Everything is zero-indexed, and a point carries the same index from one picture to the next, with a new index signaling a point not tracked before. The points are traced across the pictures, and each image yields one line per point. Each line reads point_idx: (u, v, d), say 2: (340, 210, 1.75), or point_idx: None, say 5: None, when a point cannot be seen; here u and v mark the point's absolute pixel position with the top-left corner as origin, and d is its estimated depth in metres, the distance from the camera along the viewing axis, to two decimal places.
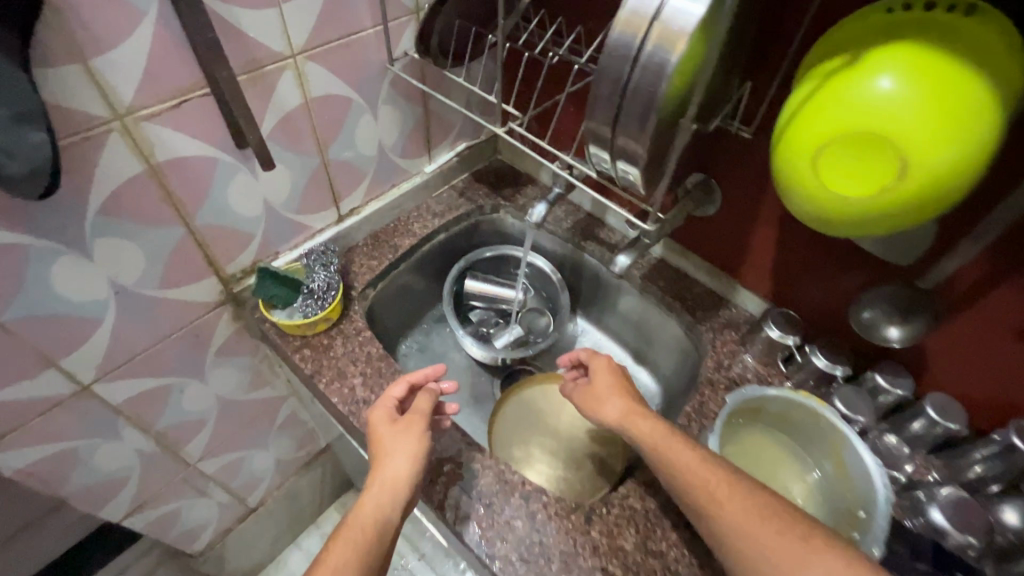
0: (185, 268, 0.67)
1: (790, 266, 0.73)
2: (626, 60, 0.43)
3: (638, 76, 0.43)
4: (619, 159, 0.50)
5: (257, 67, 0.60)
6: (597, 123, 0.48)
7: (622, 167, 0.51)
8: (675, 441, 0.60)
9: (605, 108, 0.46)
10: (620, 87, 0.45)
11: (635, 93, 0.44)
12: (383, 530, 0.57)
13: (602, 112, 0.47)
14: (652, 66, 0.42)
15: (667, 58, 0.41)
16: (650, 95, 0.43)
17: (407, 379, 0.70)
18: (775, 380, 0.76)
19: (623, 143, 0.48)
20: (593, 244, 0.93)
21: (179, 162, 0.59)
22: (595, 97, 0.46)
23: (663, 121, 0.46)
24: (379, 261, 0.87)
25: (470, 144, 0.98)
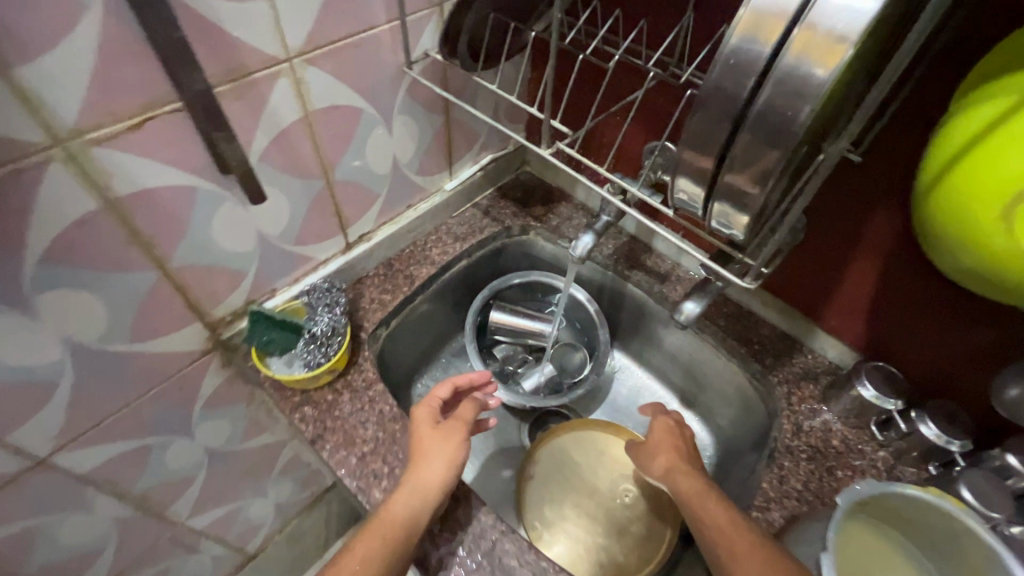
0: (161, 316, 0.55)
1: (892, 314, 0.60)
2: (752, 76, 0.33)
3: (769, 97, 0.33)
4: (717, 200, 0.39)
5: (245, 75, 0.48)
6: (698, 154, 0.37)
7: (719, 210, 0.40)
8: (711, 500, 0.54)
9: (712, 136, 0.36)
10: (739, 111, 0.34)
11: (762, 119, 0.34)
12: (408, 533, 0.52)
13: (706, 142, 0.36)
14: (791, 84, 0.32)
15: (815, 73, 0.31)
16: (783, 123, 0.33)
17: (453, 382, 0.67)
18: (867, 449, 0.63)
19: (729, 182, 0.37)
20: (639, 274, 0.80)
21: (146, 192, 0.47)
22: (700, 122, 0.36)
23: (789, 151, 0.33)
24: (392, 295, 0.75)
25: (496, 156, 0.85)
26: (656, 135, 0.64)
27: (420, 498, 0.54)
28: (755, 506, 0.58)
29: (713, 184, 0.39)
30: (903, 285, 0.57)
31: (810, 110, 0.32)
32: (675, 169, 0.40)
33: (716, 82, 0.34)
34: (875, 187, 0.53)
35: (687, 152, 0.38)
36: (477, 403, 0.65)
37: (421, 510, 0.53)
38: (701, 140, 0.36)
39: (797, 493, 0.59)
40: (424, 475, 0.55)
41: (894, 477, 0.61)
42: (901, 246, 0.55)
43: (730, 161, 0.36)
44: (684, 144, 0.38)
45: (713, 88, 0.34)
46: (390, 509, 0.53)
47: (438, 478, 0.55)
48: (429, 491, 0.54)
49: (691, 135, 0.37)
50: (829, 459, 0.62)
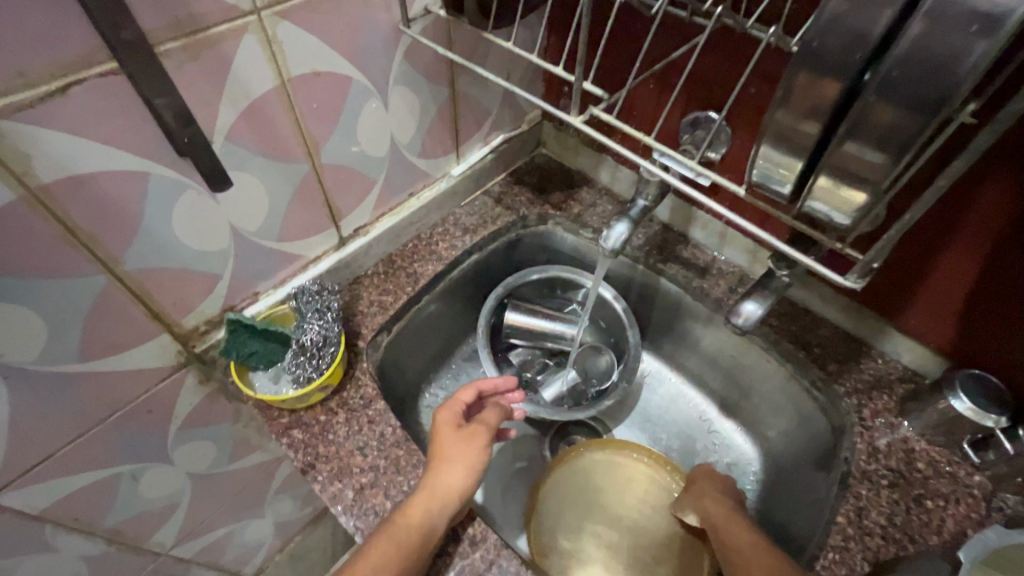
0: (119, 329, 0.47)
1: (996, 312, 0.49)
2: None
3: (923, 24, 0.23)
4: (821, 174, 0.30)
5: (201, 30, 0.38)
6: (799, 115, 0.28)
7: (822, 187, 0.30)
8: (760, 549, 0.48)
9: (823, 85, 0.26)
10: (870, 52, 0.24)
11: (909, 62, 0.23)
12: (423, 549, 0.45)
13: (815, 100, 0.27)
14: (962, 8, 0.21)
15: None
16: (944, 67, 0.23)
17: (477, 386, 0.59)
18: (958, 472, 0.53)
19: (844, 154, 0.28)
20: (675, 267, 0.70)
21: (83, 181, 0.38)
22: (807, 69, 0.26)
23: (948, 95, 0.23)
24: (394, 296, 0.66)
25: (509, 136, 0.75)
26: (701, 103, 0.54)
27: (439, 504, 0.47)
28: (829, 546, 0.49)
29: (815, 154, 0.29)
30: (1014, 278, 0.46)
31: (991, 42, 0.22)
32: (759, 133, 0.30)
33: (837, 12, 0.24)
34: (987, 157, 0.42)
35: (785, 114, 0.28)
36: (502, 408, 0.59)
37: (438, 514, 0.47)
38: (806, 91, 0.27)
39: (880, 530, 0.49)
40: (442, 478, 0.49)
41: (994, 507, 0.51)
42: (1016, 231, 0.44)
43: (850, 123, 0.26)
44: (779, 101, 0.28)
45: (832, 22, 0.25)
46: (405, 514, 0.46)
47: (459, 481, 0.49)
48: (448, 504, 0.47)
49: (789, 86, 0.27)
50: (914, 486, 0.52)
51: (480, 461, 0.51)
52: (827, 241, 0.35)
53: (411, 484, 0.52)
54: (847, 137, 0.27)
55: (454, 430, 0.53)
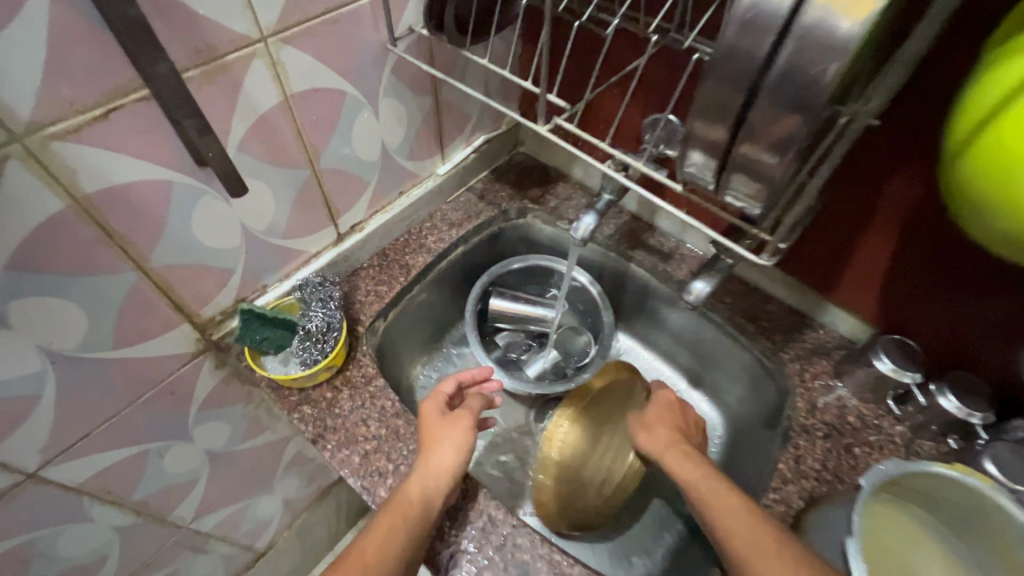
0: (149, 318, 0.53)
1: (909, 285, 0.57)
2: (770, 36, 0.30)
3: (791, 56, 0.30)
4: (733, 171, 0.37)
5: (216, 57, 0.44)
6: (712, 124, 0.35)
7: (735, 181, 0.37)
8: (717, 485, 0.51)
9: (727, 103, 0.33)
10: (757, 75, 0.31)
11: (783, 84, 0.31)
12: (424, 521, 0.51)
13: (722, 115, 0.34)
14: (816, 40, 0.29)
15: (840, 26, 0.28)
16: (809, 85, 0.30)
17: (456, 376, 0.65)
18: (884, 424, 0.61)
19: (745, 155, 0.35)
20: (643, 253, 0.77)
21: (120, 190, 0.44)
22: (713, 92, 0.33)
23: (817, 107, 0.31)
24: (389, 286, 0.72)
25: (490, 137, 0.82)
26: (658, 106, 0.61)
27: (436, 481, 0.53)
28: (771, 488, 0.57)
29: (727, 154, 0.36)
30: (920, 255, 0.54)
31: (839, 67, 0.29)
32: (684, 140, 0.37)
33: (734, 48, 0.31)
34: (891, 152, 0.50)
35: (700, 125, 0.36)
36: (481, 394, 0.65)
37: (435, 492, 0.53)
38: (716, 108, 0.34)
39: (814, 473, 0.58)
40: (436, 457, 0.54)
41: (912, 451, 0.59)
42: (920, 214, 0.52)
43: (748, 130, 0.33)
44: (697, 114, 0.35)
45: (729, 55, 0.32)
46: (405, 492, 0.52)
47: (451, 460, 0.54)
48: (443, 480, 0.53)
49: (704, 105, 0.34)
50: (845, 436, 0.60)
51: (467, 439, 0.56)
52: (746, 226, 0.42)
53: (410, 450, 0.59)
54: (747, 141, 0.34)
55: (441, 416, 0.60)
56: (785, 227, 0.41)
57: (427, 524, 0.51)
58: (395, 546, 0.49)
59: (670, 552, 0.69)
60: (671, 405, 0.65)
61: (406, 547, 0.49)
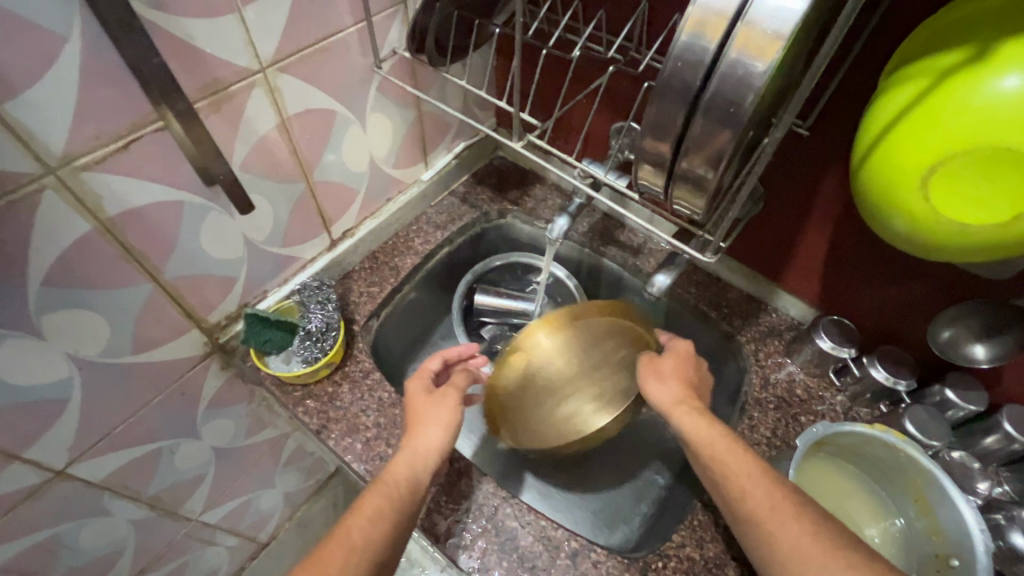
0: (160, 324, 0.58)
1: (844, 271, 0.65)
2: (701, 69, 0.35)
3: (718, 85, 0.35)
4: (677, 183, 0.42)
5: (221, 88, 0.49)
6: (655, 141, 0.40)
7: (679, 192, 0.43)
8: (725, 449, 0.52)
9: (668, 123, 0.38)
10: (693, 96, 0.36)
11: (711, 112, 0.36)
12: (412, 492, 0.57)
13: (665, 130, 0.38)
14: (734, 78, 0.34)
15: (755, 68, 0.33)
16: (733, 111, 0.35)
17: (443, 354, 0.70)
18: (826, 394, 0.69)
19: (686, 168, 0.40)
20: (614, 249, 0.84)
21: (136, 211, 0.49)
22: (652, 117, 0.38)
23: (740, 128, 0.36)
24: (380, 286, 0.78)
25: (469, 144, 0.88)
26: (621, 116, 0.68)
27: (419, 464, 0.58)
28: None
29: (671, 168, 0.41)
30: (852, 244, 0.62)
31: (754, 96, 0.34)
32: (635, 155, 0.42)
33: (670, 80, 0.36)
34: (821, 157, 0.58)
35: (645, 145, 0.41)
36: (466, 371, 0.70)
37: (421, 470, 0.58)
38: (661, 131, 0.39)
39: (766, 440, 0.66)
40: (422, 438, 0.59)
41: (850, 417, 0.67)
42: (849, 209, 0.59)
43: (687, 146, 0.38)
44: (644, 132, 0.40)
45: (665, 83, 0.37)
46: (391, 470, 0.57)
47: (435, 440, 0.59)
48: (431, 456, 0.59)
49: (648, 125, 0.39)
50: (794, 407, 0.68)
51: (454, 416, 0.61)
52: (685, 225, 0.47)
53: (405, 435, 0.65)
54: (688, 153, 0.39)
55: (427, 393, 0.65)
56: (725, 228, 0.46)
57: (411, 502, 0.55)
58: (379, 526, 0.52)
59: (645, 518, 0.76)
60: (686, 353, 0.62)
61: (391, 526, 0.53)
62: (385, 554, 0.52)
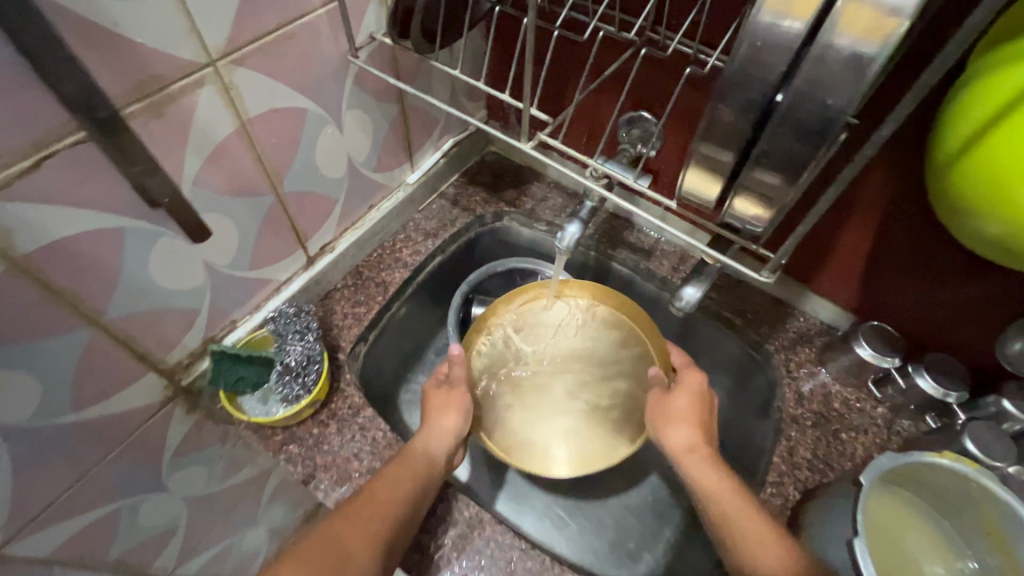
0: (107, 374, 0.48)
1: (887, 275, 0.59)
2: (786, 55, 0.27)
3: (811, 75, 0.28)
4: (740, 191, 0.35)
5: (161, 88, 0.40)
6: (715, 147, 0.33)
7: (741, 203, 0.36)
8: (742, 507, 0.47)
9: (736, 125, 0.31)
10: (773, 91, 0.29)
11: (794, 112, 0.29)
12: (430, 473, 0.55)
13: (728, 135, 0.31)
14: (832, 65, 0.27)
15: (863, 52, 0.26)
16: (830, 109, 0.28)
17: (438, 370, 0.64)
18: (866, 407, 0.64)
19: (756, 176, 0.33)
20: (624, 251, 0.77)
21: (62, 245, 0.39)
22: (707, 122, 0.32)
23: (835, 129, 0.29)
24: (367, 306, 0.69)
25: (458, 140, 0.79)
26: (633, 105, 0.60)
27: (438, 439, 0.57)
28: (768, 483, 0.58)
29: (734, 175, 0.35)
30: (900, 245, 0.55)
31: (860, 87, 0.27)
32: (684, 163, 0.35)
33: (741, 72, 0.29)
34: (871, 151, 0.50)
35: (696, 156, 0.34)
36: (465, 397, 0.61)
37: (435, 447, 0.57)
38: (728, 135, 0.31)
39: (807, 463, 0.59)
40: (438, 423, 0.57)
41: (895, 431, 0.62)
42: (899, 207, 0.53)
43: (763, 151, 0.32)
44: (700, 135, 0.33)
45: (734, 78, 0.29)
46: (410, 449, 0.55)
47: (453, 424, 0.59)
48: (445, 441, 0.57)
49: (705, 125, 0.32)
50: (833, 423, 0.62)
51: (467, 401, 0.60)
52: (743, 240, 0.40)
53: None
54: (761, 160, 0.32)
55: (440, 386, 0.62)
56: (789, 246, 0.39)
57: (427, 480, 0.54)
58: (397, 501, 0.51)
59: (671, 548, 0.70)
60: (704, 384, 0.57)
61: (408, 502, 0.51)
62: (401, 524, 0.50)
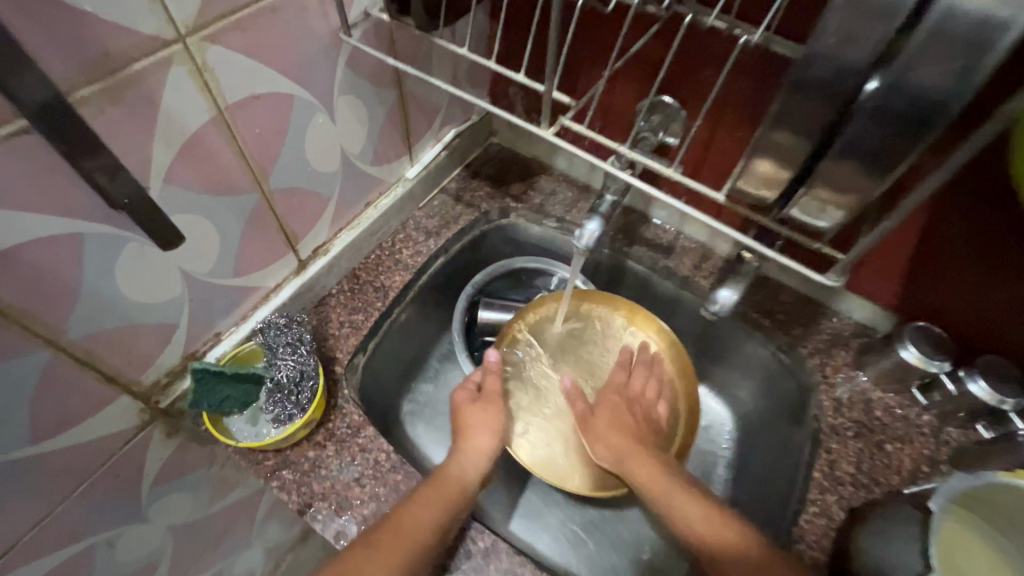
0: (72, 400, 0.42)
1: (937, 272, 0.54)
2: (889, 21, 0.23)
3: (913, 52, 0.23)
4: (814, 188, 0.31)
5: (118, 70, 0.34)
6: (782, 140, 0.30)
7: (814, 202, 0.32)
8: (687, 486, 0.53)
9: (809, 110, 0.27)
10: (862, 70, 0.25)
11: (888, 102, 0.25)
12: (464, 494, 0.52)
13: (804, 125, 0.28)
14: (949, 37, 0.22)
15: (994, 13, 0.21)
16: (932, 91, 0.24)
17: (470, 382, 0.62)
18: (910, 414, 0.59)
19: (829, 171, 0.29)
20: (641, 249, 0.71)
21: (6, 256, 0.33)
22: (780, 108, 0.28)
23: (940, 120, 0.24)
24: (365, 314, 0.63)
25: (460, 130, 0.73)
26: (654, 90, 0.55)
27: (472, 460, 0.56)
28: (809, 501, 0.54)
29: (807, 169, 0.31)
30: (954, 240, 0.50)
31: (983, 64, 0.22)
32: (746, 157, 0.32)
33: (828, 50, 0.25)
34: None
35: (762, 147, 0.31)
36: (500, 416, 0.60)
37: (471, 471, 0.55)
38: (800, 120, 0.28)
39: (850, 478, 0.55)
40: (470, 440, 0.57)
41: (942, 440, 0.57)
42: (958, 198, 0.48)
43: (845, 143, 0.27)
44: (769, 123, 0.29)
45: (816, 57, 0.25)
46: (445, 470, 0.53)
47: (484, 443, 0.57)
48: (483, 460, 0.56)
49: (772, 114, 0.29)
50: (876, 433, 0.58)
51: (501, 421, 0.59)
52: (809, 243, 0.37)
53: None
54: (839, 159, 0.28)
55: (471, 402, 0.60)
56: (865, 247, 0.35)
57: (461, 503, 0.51)
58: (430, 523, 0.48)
59: None
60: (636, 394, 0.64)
61: (440, 526, 0.48)
62: (430, 549, 0.47)
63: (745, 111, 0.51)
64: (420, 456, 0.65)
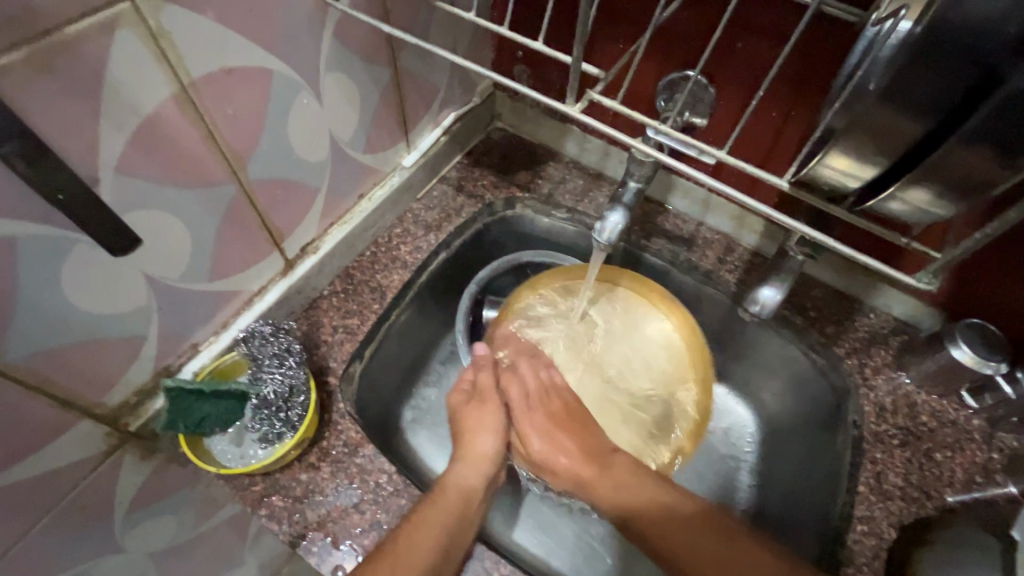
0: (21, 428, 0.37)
1: (994, 263, 0.49)
2: None
3: None
4: (920, 178, 0.28)
5: (48, 30, 0.28)
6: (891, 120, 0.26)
7: (915, 193, 0.29)
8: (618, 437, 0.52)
9: (934, 85, 0.24)
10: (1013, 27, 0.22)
11: None
12: (467, 507, 0.48)
13: (924, 100, 0.25)
14: None
15: None
16: None
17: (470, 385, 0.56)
18: (959, 420, 0.54)
19: (943, 158, 0.26)
20: (660, 241, 0.65)
21: None
22: (885, 96, 0.25)
23: None
24: (360, 318, 0.57)
25: (461, 113, 0.66)
26: (678, 62, 0.50)
27: (476, 471, 0.50)
28: (857, 518, 0.49)
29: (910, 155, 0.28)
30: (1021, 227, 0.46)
31: None
32: (833, 140, 0.30)
33: (957, 22, 0.22)
34: None
35: (854, 140, 0.28)
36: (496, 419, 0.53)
37: (478, 482, 0.50)
38: (921, 92, 0.25)
39: (899, 492, 0.50)
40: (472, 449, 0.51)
41: (994, 448, 0.52)
42: None
43: (974, 126, 0.24)
44: (874, 100, 0.26)
45: (942, 33, 0.22)
46: (446, 482, 0.48)
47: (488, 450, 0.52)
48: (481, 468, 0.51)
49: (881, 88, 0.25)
50: (923, 440, 0.53)
51: (501, 423, 0.53)
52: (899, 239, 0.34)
53: None
54: (968, 140, 0.25)
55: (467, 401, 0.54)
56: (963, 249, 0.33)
57: (464, 523, 0.47)
58: (435, 548, 0.43)
59: None
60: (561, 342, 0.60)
61: (443, 547, 0.44)
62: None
63: (787, 85, 0.45)
64: (424, 471, 0.60)
